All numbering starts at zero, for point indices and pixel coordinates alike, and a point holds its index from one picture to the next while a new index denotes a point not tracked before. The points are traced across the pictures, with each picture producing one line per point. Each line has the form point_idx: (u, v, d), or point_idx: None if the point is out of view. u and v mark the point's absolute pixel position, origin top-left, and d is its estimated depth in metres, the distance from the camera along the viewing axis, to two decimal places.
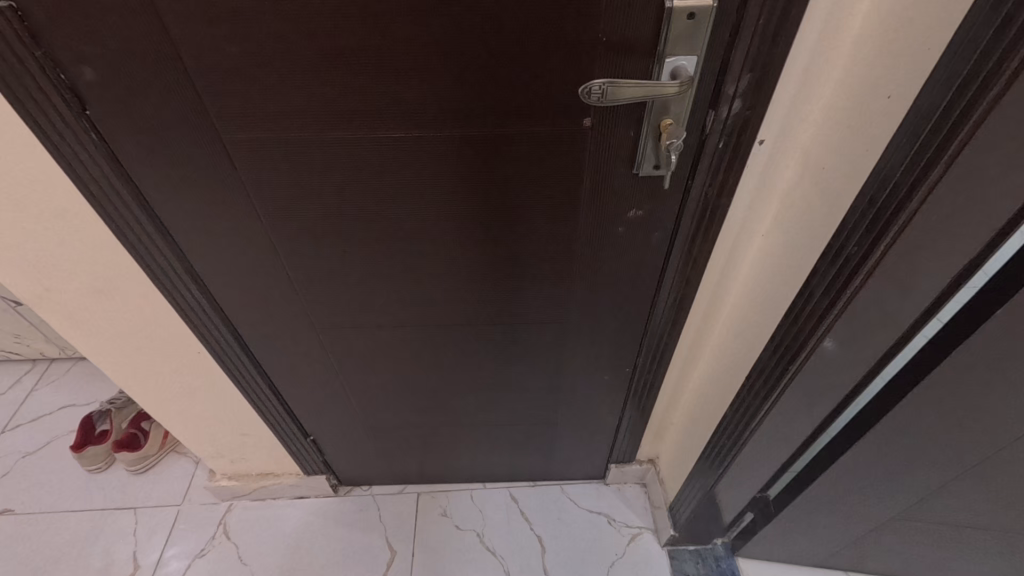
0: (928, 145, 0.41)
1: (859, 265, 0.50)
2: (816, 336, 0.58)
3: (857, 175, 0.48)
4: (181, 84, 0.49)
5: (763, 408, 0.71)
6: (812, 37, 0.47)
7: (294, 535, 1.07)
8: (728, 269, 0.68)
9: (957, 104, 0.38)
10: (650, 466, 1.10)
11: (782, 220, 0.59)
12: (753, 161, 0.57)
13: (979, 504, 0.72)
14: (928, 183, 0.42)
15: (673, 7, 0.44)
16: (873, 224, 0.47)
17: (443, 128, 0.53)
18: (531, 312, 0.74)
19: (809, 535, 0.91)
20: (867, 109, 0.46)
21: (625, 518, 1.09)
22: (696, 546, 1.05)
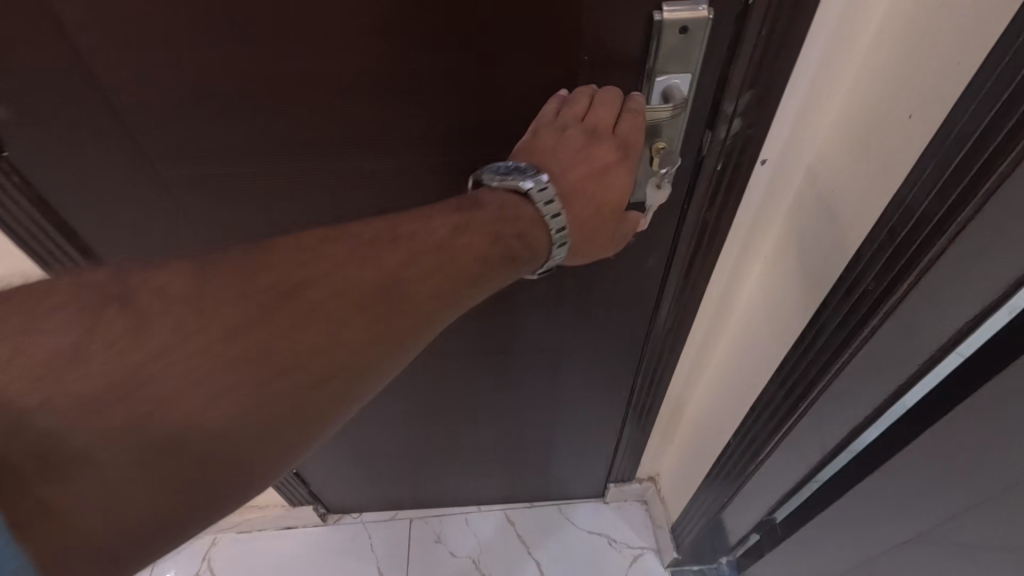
0: (959, 177, 0.36)
1: (876, 302, 0.45)
2: (829, 371, 0.53)
3: (874, 202, 0.43)
4: (111, 121, 0.44)
5: (772, 438, 0.66)
6: (824, 48, 0.42)
7: (281, 568, 1.04)
8: (730, 287, 0.65)
9: (994, 134, 0.33)
10: (651, 483, 1.07)
11: (790, 242, 0.55)
12: (756, 180, 0.52)
13: None
14: (958, 223, 0.37)
15: (663, 21, 0.39)
16: (893, 260, 0.42)
17: (412, 157, 0.48)
18: (518, 342, 0.69)
19: None
20: (885, 129, 0.41)
21: (625, 538, 1.06)
22: (700, 566, 1.02)
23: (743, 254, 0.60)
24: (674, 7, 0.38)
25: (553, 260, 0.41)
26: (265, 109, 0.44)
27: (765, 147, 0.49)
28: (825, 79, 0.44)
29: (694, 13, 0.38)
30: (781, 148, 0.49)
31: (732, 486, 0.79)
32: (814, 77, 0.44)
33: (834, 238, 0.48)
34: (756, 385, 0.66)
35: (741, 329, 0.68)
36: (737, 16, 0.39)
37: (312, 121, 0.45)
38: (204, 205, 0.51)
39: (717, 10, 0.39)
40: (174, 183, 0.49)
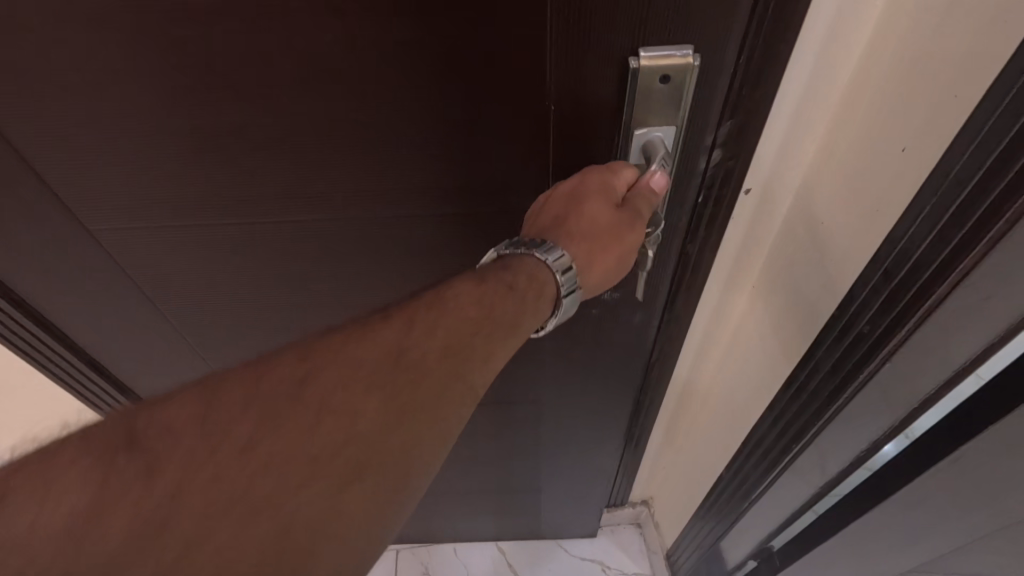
0: (959, 223, 0.34)
1: (872, 346, 0.44)
2: (826, 411, 0.52)
3: (865, 239, 0.43)
4: (68, 165, 0.43)
5: (768, 473, 0.65)
6: (811, 80, 0.41)
7: None
8: (717, 317, 0.64)
9: (996, 182, 0.32)
10: (644, 507, 1.04)
11: (781, 272, 0.54)
12: (739, 211, 0.51)
13: None
14: (960, 269, 0.36)
15: (640, 67, 0.36)
16: (889, 304, 0.41)
17: (381, 197, 0.46)
18: (500, 390, 0.66)
19: None
20: (872, 161, 0.40)
21: (619, 564, 1.04)
22: None
23: (729, 280, 0.59)
24: (652, 53, 0.36)
25: (566, 280, 0.39)
26: (227, 149, 0.43)
27: (748, 178, 0.47)
28: (806, 108, 0.43)
29: (675, 61, 0.36)
30: (764, 179, 0.48)
31: (730, 514, 0.76)
32: (798, 108, 0.43)
33: (826, 267, 0.47)
34: (751, 416, 0.65)
35: (731, 354, 0.67)
36: (724, 63, 0.37)
37: (273, 159, 0.43)
38: (175, 236, 0.50)
39: (700, 55, 0.36)
40: (141, 212, 0.48)
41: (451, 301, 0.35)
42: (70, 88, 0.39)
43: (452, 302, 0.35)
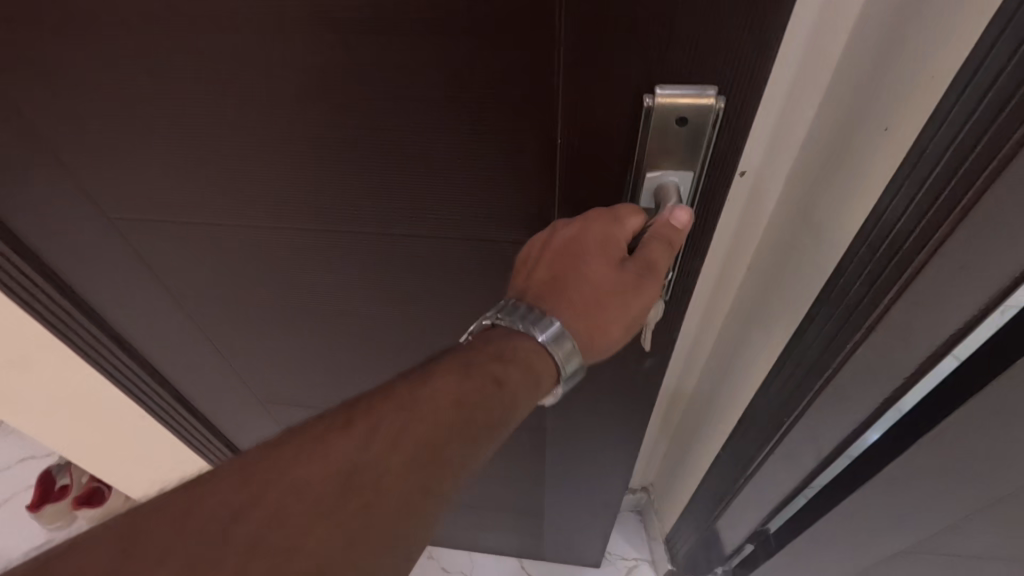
0: (963, 176, 0.42)
1: (881, 294, 0.52)
2: (840, 359, 0.59)
3: (869, 197, 0.52)
4: (216, 192, 0.61)
5: (786, 424, 0.72)
6: (803, 76, 0.52)
7: None
8: (726, 272, 0.76)
9: (985, 141, 0.39)
10: (643, 493, 1.33)
11: (776, 240, 0.67)
12: (741, 184, 0.62)
13: None
14: (956, 213, 0.43)
15: (655, 105, 0.42)
16: (896, 255, 0.49)
17: (436, 211, 0.56)
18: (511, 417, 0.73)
19: None
20: (870, 135, 0.50)
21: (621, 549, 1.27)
22: None
23: (737, 238, 0.70)
24: (668, 90, 0.41)
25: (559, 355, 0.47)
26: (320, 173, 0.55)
27: (742, 160, 0.59)
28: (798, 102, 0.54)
29: (690, 105, 0.41)
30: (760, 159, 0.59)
31: (744, 465, 0.86)
32: (790, 99, 0.54)
33: (828, 227, 0.58)
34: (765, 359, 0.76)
35: (733, 308, 0.81)
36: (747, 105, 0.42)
37: (355, 182, 0.56)
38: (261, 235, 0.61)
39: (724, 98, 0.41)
40: (243, 184, 0.58)
41: (424, 399, 0.41)
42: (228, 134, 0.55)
43: (426, 400, 0.41)
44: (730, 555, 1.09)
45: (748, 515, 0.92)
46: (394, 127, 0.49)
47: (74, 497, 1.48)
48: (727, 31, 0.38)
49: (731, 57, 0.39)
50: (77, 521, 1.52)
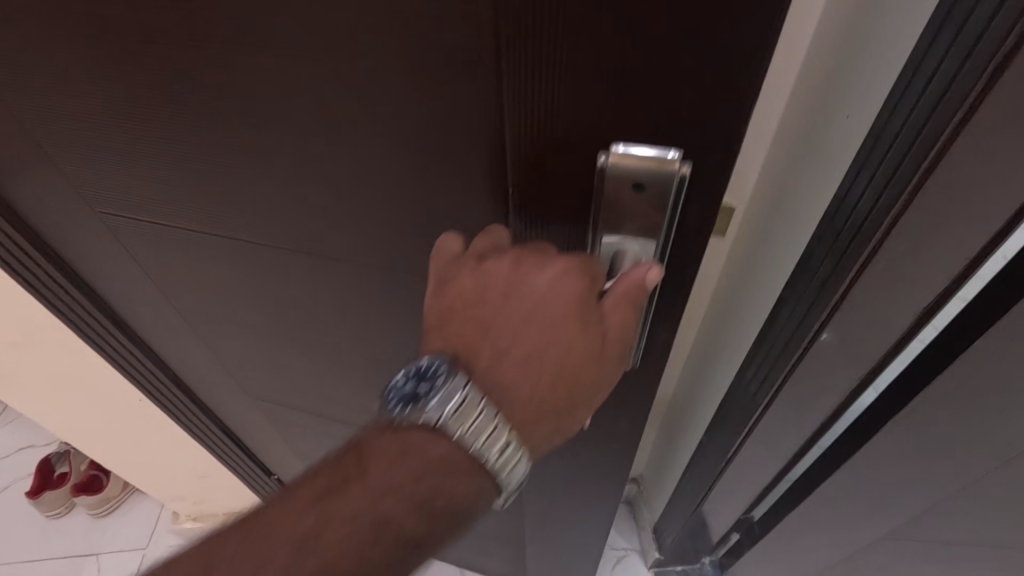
0: (911, 155, 0.44)
1: (846, 267, 0.55)
2: (815, 330, 0.62)
3: (833, 178, 0.56)
4: (203, 215, 0.61)
5: (767, 395, 0.75)
6: (769, 76, 0.57)
7: None
8: (708, 257, 0.80)
9: (929, 123, 0.42)
10: (633, 484, 1.35)
11: (760, 225, 0.71)
12: None
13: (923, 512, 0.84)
14: (908, 188, 0.46)
15: (611, 169, 0.41)
16: (858, 232, 0.52)
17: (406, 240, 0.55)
18: None
19: (801, 554, 1.04)
20: (833, 125, 0.55)
21: (613, 542, 1.36)
22: (684, 567, 1.31)
23: (719, 223, 0.74)
24: (622, 152, 0.41)
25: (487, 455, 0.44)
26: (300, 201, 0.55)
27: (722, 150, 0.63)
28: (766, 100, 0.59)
29: (646, 171, 0.41)
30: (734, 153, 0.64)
31: (731, 447, 0.89)
32: (759, 97, 0.59)
33: (802, 211, 0.62)
34: (743, 339, 0.79)
35: (718, 291, 0.85)
36: (711, 169, 0.42)
37: (338, 210, 0.55)
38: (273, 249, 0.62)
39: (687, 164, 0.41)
40: (231, 209, 0.59)
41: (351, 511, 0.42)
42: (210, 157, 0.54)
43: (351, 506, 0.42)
44: (715, 540, 1.17)
45: (733, 500, 0.98)
46: (376, 168, 0.49)
47: (72, 485, 1.52)
48: (691, 102, 0.38)
49: (695, 125, 0.39)
50: (76, 508, 1.58)
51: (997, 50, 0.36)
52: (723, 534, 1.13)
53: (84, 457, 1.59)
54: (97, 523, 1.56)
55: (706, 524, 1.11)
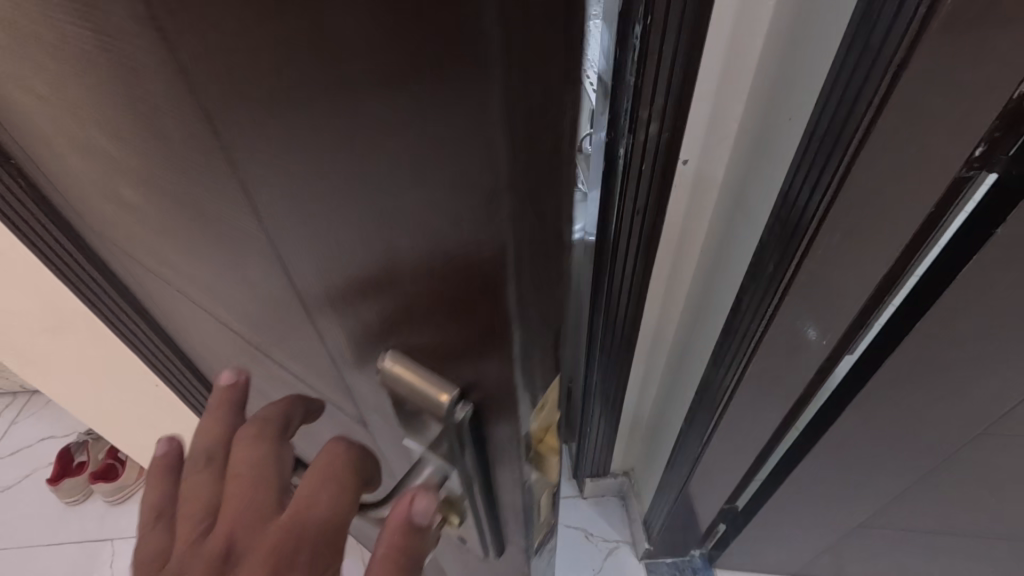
0: (837, 146, 0.47)
1: (791, 255, 0.57)
2: (766, 320, 0.65)
3: (775, 174, 0.58)
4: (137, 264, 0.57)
5: (733, 383, 0.76)
6: (726, 78, 0.60)
7: None
8: (677, 261, 0.82)
9: (851, 116, 0.45)
10: (625, 478, 1.40)
11: (722, 227, 0.72)
12: (681, 176, 0.69)
13: (893, 486, 0.89)
14: (836, 178, 0.49)
15: (387, 371, 0.35)
16: (796, 223, 0.55)
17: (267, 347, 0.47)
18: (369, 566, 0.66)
19: (791, 529, 1.09)
20: (778, 126, 0.57)
21: (604, 534, 1.39)
22: (674, 560, 1.33)
23: (687, 224, 0.76)
24: (398, 358, 0.34)
25: None
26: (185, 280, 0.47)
27: (684, 149, 0.66)
28: (727, 100, 0.61)
29: (418, 392, 0.34)
30: (700, 150, 0.67)
31: (703, 437, 0.90)
32: (718, 98, 0.61)
33: (756, 209, 0.63)
34: (711, 333, 0.81)
35: (692, 293, 0.85)
36: (507, 395, 0.34)
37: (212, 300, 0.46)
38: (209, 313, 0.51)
39: (464, 404, 0.34)
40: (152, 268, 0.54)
41: None
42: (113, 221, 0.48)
43: None
44: (703, 531, 1.20)
45: (718, 489, 1.01)
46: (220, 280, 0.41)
47: (91, 473, 1.58)
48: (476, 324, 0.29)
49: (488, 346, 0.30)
50: (93, 495, 1.64)
51: (893, 55, 0.40)
52: (710, 525, 1.17)
53: (102, 445, 1.65)
54: (114, 509, 1.62)
55: (692, 513, 1.14)
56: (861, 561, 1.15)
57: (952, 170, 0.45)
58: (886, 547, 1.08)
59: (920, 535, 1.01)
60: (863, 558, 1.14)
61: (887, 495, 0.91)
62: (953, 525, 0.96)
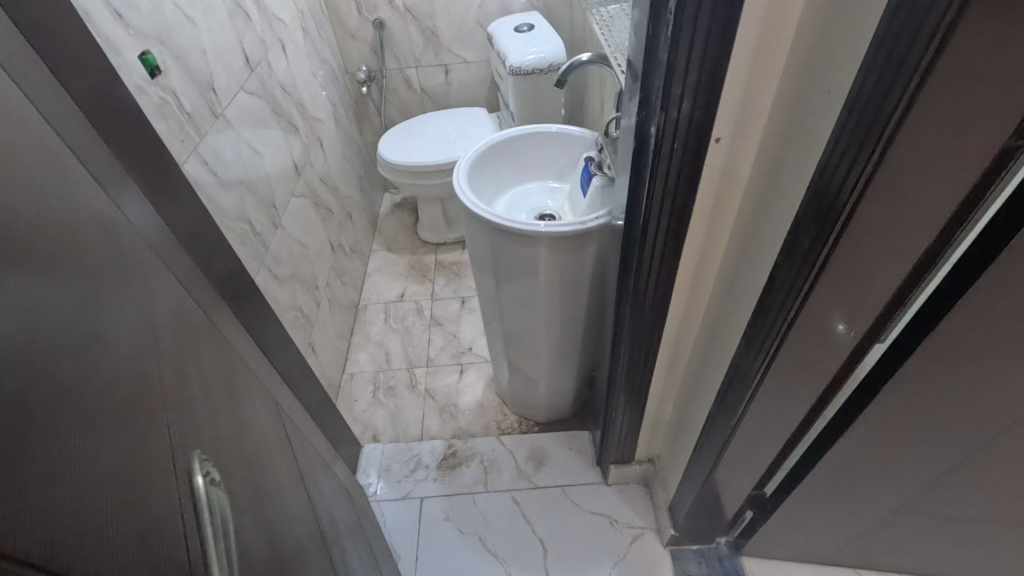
0: (878, 118, 0.46)
1: (828, 234, 0.56)
2: (799, 299, 0.64)
3: (812, 151, 0.56)
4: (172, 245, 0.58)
5: (763, 366, 0.75)
6: (760, 55, 0.58)
7: (394, 529, 1.42)
8: (707, 247, 0.81)
9: (897, 85, 0.44)
10: (648, 465, 1.41)
11: (753, 210, 0.71)
12: (714, 156, 0.68)
13: (925, 475, 0.88)
14: (878, 150, 0.48)
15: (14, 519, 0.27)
16: (834, 199, 0.54)
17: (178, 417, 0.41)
18: None
19: (817, 517, 1.08)
20: (817, 100, 0.55)
21: (628, 520, 1.39)
22: (700, 548, 1.32)
23: (717, 208, 0.75)
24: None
25: None
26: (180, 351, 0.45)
27: (717, 127, 0.64)
28: (762, 76, 0.60)
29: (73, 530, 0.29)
30: (732, 128, 0.65)
31: (732, 422, 0.90)
32: (751, 75, 0.60)
33: (791, 189, 0.61)
34: (738, 318, 0.79)
35: (721, 278, 0.84)
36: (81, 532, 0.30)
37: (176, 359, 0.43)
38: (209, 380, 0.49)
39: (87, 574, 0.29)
40: (176, 255, 0.55)
41: None
42: (136, 201, 0.49)
43: None
44: (729, 518, 1.21)
45: (744, 475, 1.01)
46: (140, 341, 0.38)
47: None
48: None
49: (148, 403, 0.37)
50: None
51: (940, 19, 0.39)
52: (736, 511, 1.17)
53: None
54: None
55: (718, 500, 1.13)
56: (891, 548, 1.14)
57: (1003, 140, 0.45)
58: (917, 535, 1.07)
59: (949, 524, 1.01)
60: (893, 547, 1.13)
61: (918, 483, 0.91)
62: (984, 515, 0.95)
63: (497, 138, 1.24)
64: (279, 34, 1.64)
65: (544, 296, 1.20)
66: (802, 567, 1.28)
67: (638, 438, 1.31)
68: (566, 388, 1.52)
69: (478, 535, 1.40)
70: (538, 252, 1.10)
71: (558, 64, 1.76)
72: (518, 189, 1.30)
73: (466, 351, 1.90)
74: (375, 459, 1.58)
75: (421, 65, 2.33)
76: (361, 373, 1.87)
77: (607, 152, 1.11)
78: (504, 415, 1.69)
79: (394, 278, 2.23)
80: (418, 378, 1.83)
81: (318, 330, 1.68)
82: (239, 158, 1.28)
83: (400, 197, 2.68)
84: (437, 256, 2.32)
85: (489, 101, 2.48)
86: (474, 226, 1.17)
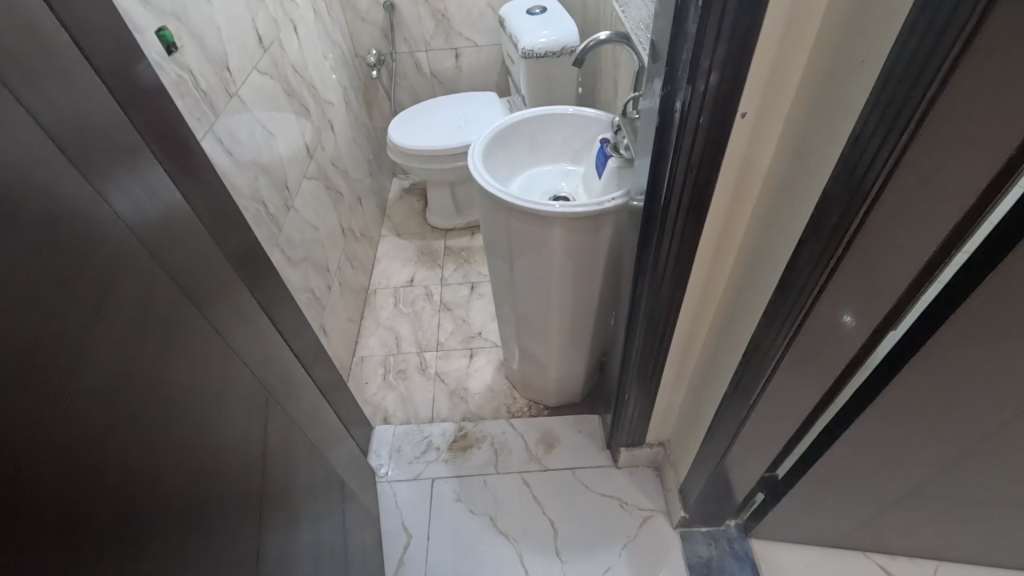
0: (915, 87, 0.46)
1: (859, 206, 0.56)
2: (826, 274, 0.64)
3: (842, 124, 0.56)
4: None
5: (785, 343, 0.75)
6: (790, 25, 0.57)
7: (404, 509, 1.44)
8: (728, 225, 0.80)
9: (936, 52, 0.43)
10: (659, 448, 1.42)
11: (777, 187, 0.70)
12: (739, 131, 0.67)
13: (939, 460, 0.88)
14: (915, 119, 0.47)
15: None
16: (866, 171, 0.53)
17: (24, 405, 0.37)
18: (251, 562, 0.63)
19: (828, 501, 1.09)
20: (848, 72, 0.54)
21: (637, 502, 1.40)
22: (709, 531, 1.33)
23: (740, 184, 0.74)
24: None
25: None
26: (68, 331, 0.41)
27: (743, 100, 0.64)
28: (793, 48, 0.59)
29: None
30: (758, 102, 0.64)
31: (749, 403, 0.89)
32: (780, 47, 0.59)
33: (818, 162, 0.61)
34: (759, 297, 0.79)
35: (740, 259, 0.84)
36: None
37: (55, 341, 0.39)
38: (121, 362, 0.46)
39: None
40: None
41: None
42: None
43: None
44: (740, 501, 1.21)
45: (757, 457, 1.01)
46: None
47: None
48: None
49: None
50: None
51: None
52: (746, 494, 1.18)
53: None
54: None
55: (730, 482, 1.14)
56: (901, 533, 1.15)
57: None
58: (928, 520, 1.08)
59: (961, 509, 1.01)
60: (903, 531, 1.14)
61: (932, 468, 0.90)
62: (997, 500, 0.95)
63: (511, 119, 1.23)
64: (291, 15, 1.64)
65: (557, 278, 1.20)
66: (811, 551, 1.28)
67: (649, 421, 1.32)
68: (576, 372, 1.53)
69: (487, 515, 1.41)
70: (552, 233, 1.10)
71: (571, 47, 1.74)
72: (533, 171, 1.29)
73: (475, 335, 1.91)
74: (385, 441, 1.59)
75: (431, 48, 2.32)
76: (371, 356, 1.88)
77: (623, 133, 1.10)
78: (514, 399, 1.70)
79: (404, 263, 2.23)
80: (428, 362, 1.84)
81: (329, 313, 1.69)
82: (253, 139, 1.28)
83: (410, 182, 2.67)
84: (446, 242, 2.32)
85: (499, 85, 2.46)
86: (488, 207, 1.17)
